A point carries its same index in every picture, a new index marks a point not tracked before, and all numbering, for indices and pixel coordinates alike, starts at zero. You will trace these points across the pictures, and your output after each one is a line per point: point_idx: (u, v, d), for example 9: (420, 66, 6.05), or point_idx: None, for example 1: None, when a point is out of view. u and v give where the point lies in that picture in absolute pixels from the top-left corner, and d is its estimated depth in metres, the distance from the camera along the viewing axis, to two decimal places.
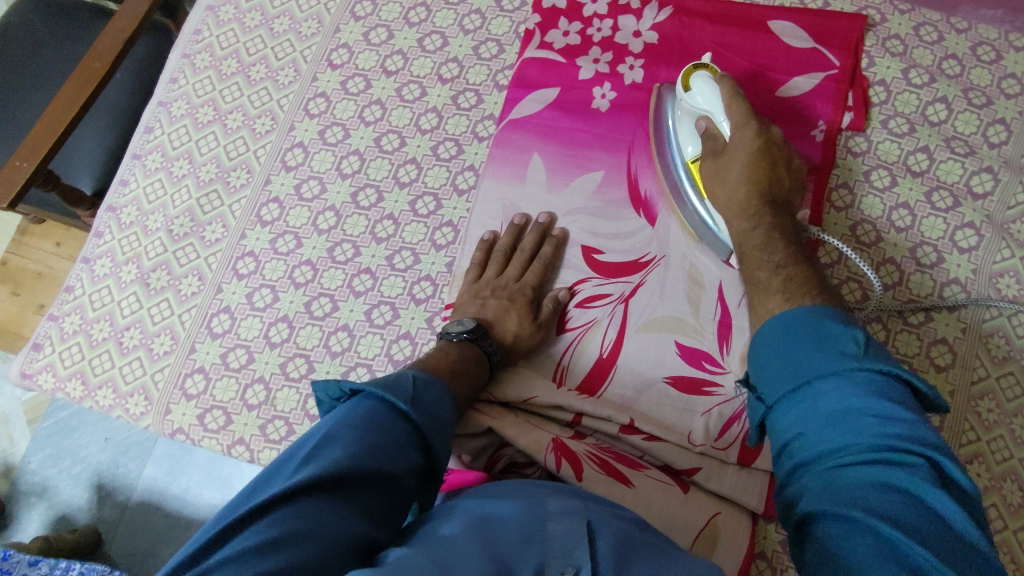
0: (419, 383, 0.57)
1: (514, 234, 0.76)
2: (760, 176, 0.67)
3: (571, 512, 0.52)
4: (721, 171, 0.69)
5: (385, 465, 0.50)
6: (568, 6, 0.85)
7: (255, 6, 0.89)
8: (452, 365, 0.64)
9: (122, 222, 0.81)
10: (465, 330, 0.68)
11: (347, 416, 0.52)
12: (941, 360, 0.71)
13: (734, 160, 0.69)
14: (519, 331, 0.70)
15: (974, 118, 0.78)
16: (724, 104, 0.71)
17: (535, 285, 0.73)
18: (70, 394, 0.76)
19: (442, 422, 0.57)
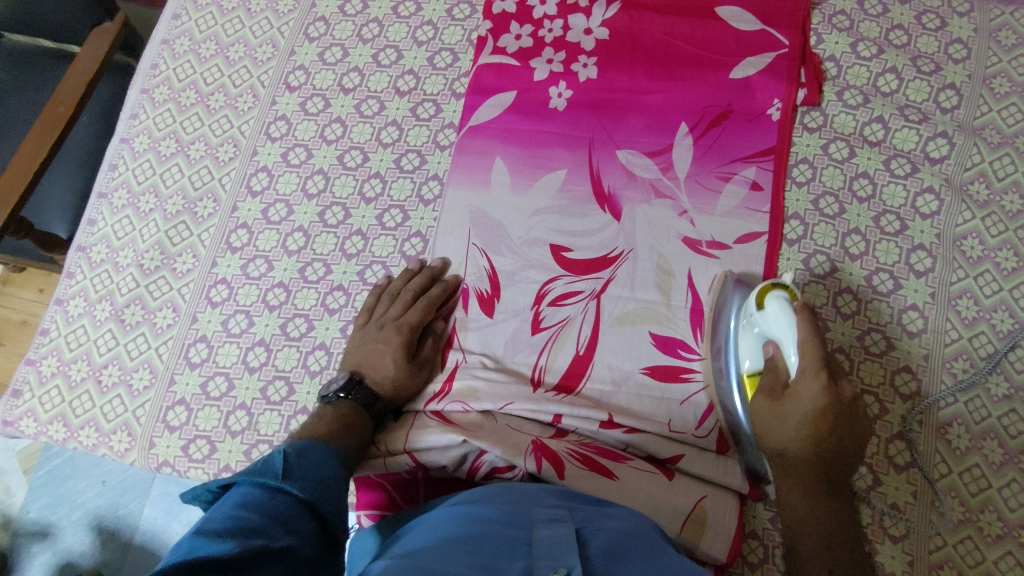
0: (293, 455, 0.57)
1: (405, 278, 0.76)
2: (817, 420, 0.60)
3: (557, 518, 0.53)
4: (776, 418, 0.62)
5: (274, 540, 0.48)
6: (517, 10, 0.85)
7: (209, 36, 0.90)
8: (334, 425, 0.65)
9: (92, 261, 0.82)
10: (342, 389, 0.68)
11: (219, 512, 0.50)
12: (913, 326, 0.72)
13: (793, 408, 0.61)
14: (403, 379, 0.71)
15: (924, 85, 0.80)
16: (800, 344, 0.60)
17: (414, 323, 0.72)
18: (53, 437, 0.76)
19: (328, 482, 0.57)
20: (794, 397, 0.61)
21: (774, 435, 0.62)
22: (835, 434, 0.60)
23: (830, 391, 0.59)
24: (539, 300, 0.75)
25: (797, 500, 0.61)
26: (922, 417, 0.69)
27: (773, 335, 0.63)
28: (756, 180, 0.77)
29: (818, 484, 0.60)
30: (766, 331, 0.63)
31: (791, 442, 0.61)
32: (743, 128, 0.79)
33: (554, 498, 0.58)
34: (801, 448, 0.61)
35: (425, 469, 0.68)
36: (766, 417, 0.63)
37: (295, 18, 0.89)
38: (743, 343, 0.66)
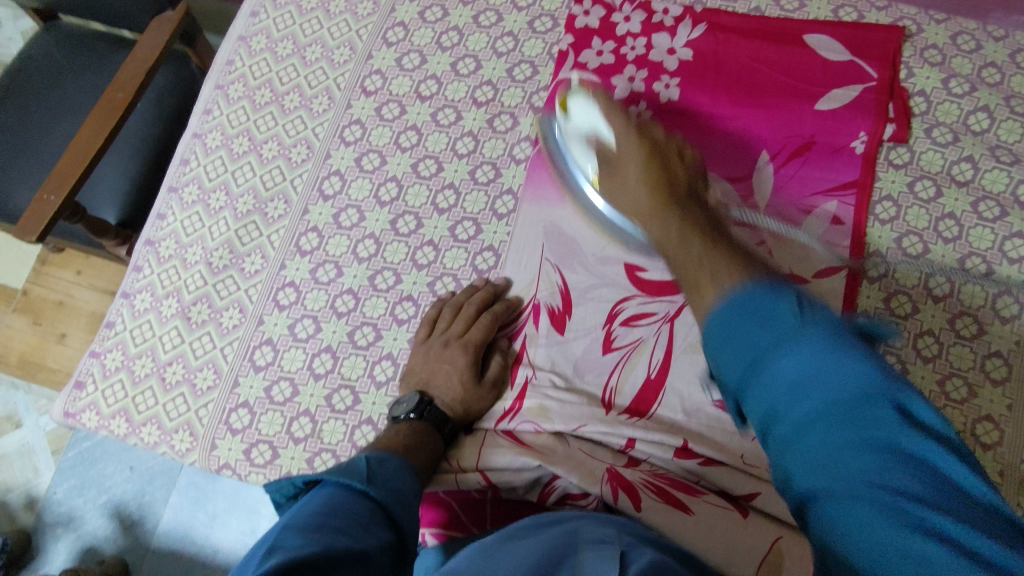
0: (373, 461, 0.57)
1: (469, 293, 0.75)
2: (640, 151, 0.71)
3: (604, 540, 0.51)
4: (619, 179, 0.71)
5: (354, 542, 0.46)
6: (600, 26, 0.84)
7: (287, 35, 0.89)
8: (408, 440, 0.65)
9: (160, 256, 0.81)
10: (411, 410, 0.68)
11: (305, 507, 0.49)
12: (996, 374, 0.70)
13: (627, 169, 0.71)
14: (471, 401, 0.70)
15: (1017, 126, 0.78)
16: (605, 111, 0.73)
17: (479, 341, 0.72)
18: (114, 432, 0.76)
19: (404, 493, 0.56)
20: (623, 168, 0.71)
21: (621, 188, 0.71)
22: (662, 168, 0.70)
23: (643, 143, 0.71)
24: (611, 319, 0.74)
25: (674, 245, 0.62)
26: (1003, 468, 0.67)
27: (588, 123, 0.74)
28: (837, 214, 0.76)
29: (679, 221, 0.64)
30: (577, 125, 0.75)
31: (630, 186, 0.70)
32: (826, 159, 0.77)
33: (600, 525, 0.55)
34: (644, 191, 0.69)
35: (496, 489, 0.68)
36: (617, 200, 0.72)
37: (374, 21, 0.89)
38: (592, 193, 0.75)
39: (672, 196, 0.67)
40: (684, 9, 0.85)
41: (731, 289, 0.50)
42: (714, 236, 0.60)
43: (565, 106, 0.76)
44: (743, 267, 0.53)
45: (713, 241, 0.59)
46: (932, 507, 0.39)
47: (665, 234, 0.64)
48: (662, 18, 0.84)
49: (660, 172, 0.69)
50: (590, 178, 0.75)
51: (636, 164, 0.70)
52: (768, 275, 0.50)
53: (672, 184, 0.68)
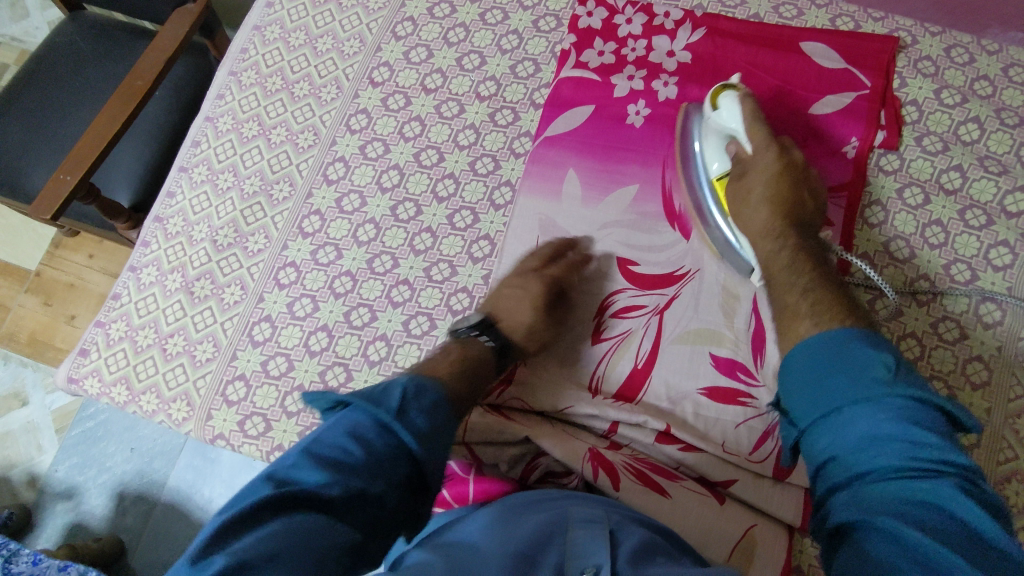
0: (409, 393, 0.54)
1: (552, 244, 0.77)
2: (773, 171, 0.72)
3: (592, 519, 0.53)
4: (743, 195, 0.73)
5: (364, 484, 0.48)
6: (603, 27, 0.87)
7: (300, 26, 0.92)
8: (457, 358, 0.65)
9: (168, 233, 0.84)
10: (472, 329, 0.69)
11: (331, 432, 0.51)
12: (977, 378, 0.71)
13: (753, 181, 0.73)
14: (531, 323, 0.72)
15: (1006, 138, 0.79)
16: (747, 128, 0.74)
17: (536, 267, 0.75)
18: (115, 399, 0.78)
19: (433, 430, 0.53)
20: (750, 175, 0.73)
21: (750, 222, 0.72)
22: (795, 188, 0.71)
23: (780, 159, 0.72)
24: (602, 309, 0.75)
25: (802, 304, 0.62)
26: (980, 470, 0.68)
27: (731, 126, 0.75)
28: (827, 217, 0.77)
29: (806, 261, 0.66)
30: (717, 123, 0.76)
31: (754, 229, 0.71)
32: (818, 163, 0.79)
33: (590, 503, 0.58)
34: (767, 222, 0.71)
35: (479, 464, 0.69)
36: (742, 236, 0.73)
37: (384, 15, 0.92)
38: (731, 224, 0.74)
39: (795, 222, 0.70)
40: (684, 13, 0.87)
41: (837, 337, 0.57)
42: (812, 266, 0.66)
43: (716, 99, 0.76)
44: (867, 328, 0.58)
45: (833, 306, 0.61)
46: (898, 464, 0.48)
47: (788, 292, 0.64)
48: (663, 21, 0.87)
49: (791, 207, 0.71)
50: (711, 175, 0.76)
51: (768, 155, 0.72)
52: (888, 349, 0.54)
53: (816, 256, 0.67)
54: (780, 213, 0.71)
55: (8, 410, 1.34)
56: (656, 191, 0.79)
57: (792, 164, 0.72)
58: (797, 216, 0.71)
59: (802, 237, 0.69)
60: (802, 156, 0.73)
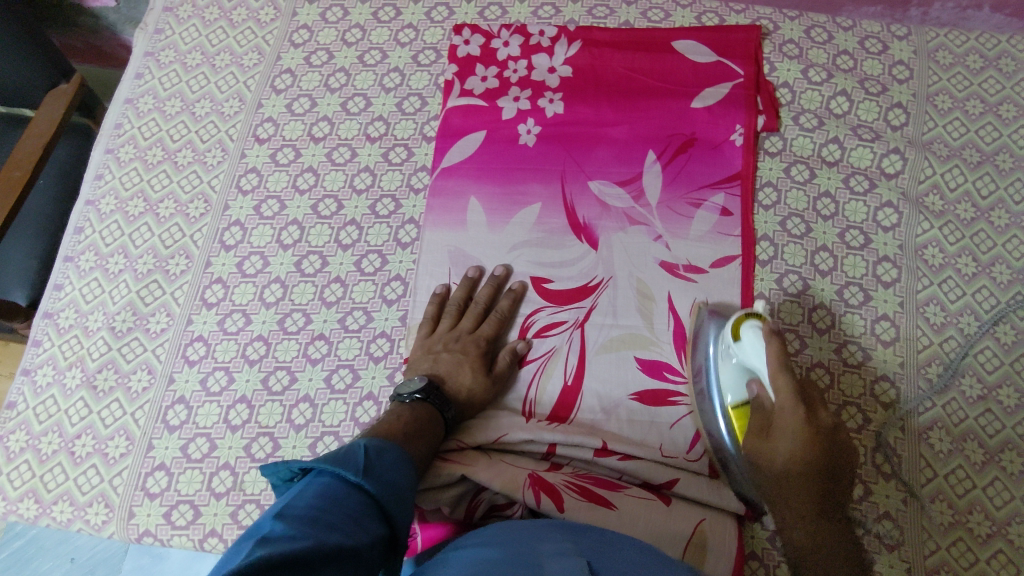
0: (372, 449, 0.55)
1: (468, 286, 0.76)
2: (796, 413, 0.62)
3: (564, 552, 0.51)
4: (766, 453, 0.63)
5: (346, 539, 0.46)
6: (482, 53, 0.88)
7: (174, 93, 0.89)
8: (408, 426, 0.62)
9: (60, 327, 0.79)
10: (417, 390, 0.66)
11: (300, 497, 0.49)
12: (886, 336, 0.74)
13: (780, 439, 0.62)
14: (472, 385, 0.70)
15: (873, 106, 0.84)
16: (770, 372, 0.63)
17: (460, 300, 0.76)
18: (24, 515, 0.72)
19: (400, 487, 0.54)
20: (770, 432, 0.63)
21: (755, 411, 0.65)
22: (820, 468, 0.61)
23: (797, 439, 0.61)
24: (524, 331, 0.75)
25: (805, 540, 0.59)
26: (904, 424, 0.70)
27: (756, 366, 0.64)
28: (726, 205, 0.79)
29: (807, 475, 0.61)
30: (745, 360, 0.65)
31: (778, 471, 0.62)
32: (708, 154, 0.81)
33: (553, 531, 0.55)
34: (796, 443, 0.61)
35: (421, 513, 0.67)
36: (760, 463, 0.63)
37: (260, 71, 0.90)
38: (724, 379, 0.68)
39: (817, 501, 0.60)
40: (558, 29, 0.89)
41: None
42: (827, 507, 0.60)
43: (738, 332, 0.66)
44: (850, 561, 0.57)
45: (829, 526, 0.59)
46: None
47: (788, 495, 0.61)
48: (539, 40, 0.88)
49: (824, 437, 0.62)
50: (727, 400, 0.67)
51: (795, 440, 0.61)
52: None
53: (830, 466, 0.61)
54: (804, 449, 0.61)
55: None
56: (560, 204, 0.80)
57: (821, 433, 0.62)
58: (818, 447, 0.61)
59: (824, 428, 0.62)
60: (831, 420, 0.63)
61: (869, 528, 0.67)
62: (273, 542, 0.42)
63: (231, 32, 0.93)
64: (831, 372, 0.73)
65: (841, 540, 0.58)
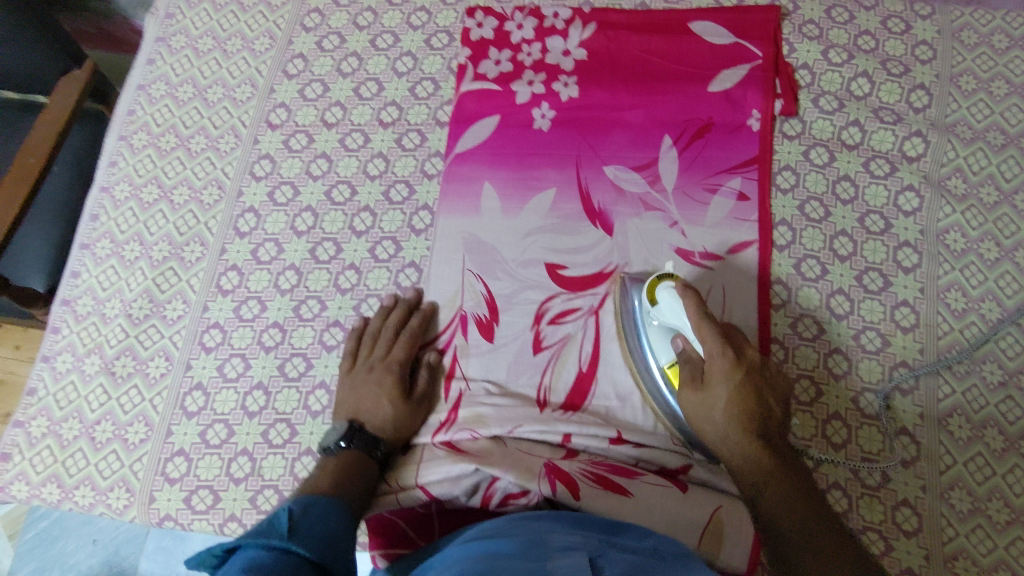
0: (298, 498, 0.57)
1: (383, 315, 0.75)
2: (733, 389, 0.62)
3: (574, 547, 0.50)
4: (700, 382, 0.63)
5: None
6: (495, 36, 0.86)
7: (186, 79, 0.89)
8: (334, 475, 0.64)
9: (78, 315, 0.80)
10: (340, 437, 0.68)
11: (239, 550, 0.50)
12: (906, 322, 0.73)
13: (713, 380, 0.63)
14: (401, 412, 0.70)
15: (895, 87, 0.82)
16: (694, 327, 0.63)
17: (373, 328, 0.75)
18: (46, 500, 0.73)
19: (337, 518, 0.57)
20: (711, 383, 0.63)
21: (703, 398, 0.63)
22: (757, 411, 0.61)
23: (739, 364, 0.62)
24: (539, 319, 0.74)
25: (789, 516, 0.57)
26: (923, 411, 0.70)
27: (676, 325, 0.65)
28: (743, 190, 0.78)
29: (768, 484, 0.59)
30: (665, 320, 0.66)
31: (720, 419, 0.62)
32: (725, 138, 0.80)
33: (568, 528, 0.55)
34: (726, 420, 0.62)
35: (439, 501, 0.67)
36: (694, 410, 0.64)
37: (272, 56, 0.89)
38: (655, 347, 0.68)
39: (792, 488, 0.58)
40: (573, 11, 0.87)
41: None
42: (808, 501, 0.58)
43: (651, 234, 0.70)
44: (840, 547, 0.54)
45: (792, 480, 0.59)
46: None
47: (743, 448, 0.61)
48: (554, 22, 0.87)
49: (757, 383, 0.62)
50: (661, 363, 0.67)
51: (724, 364, 0.62)
52: None
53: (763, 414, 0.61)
54: (742, 416, 0.61)
55: None
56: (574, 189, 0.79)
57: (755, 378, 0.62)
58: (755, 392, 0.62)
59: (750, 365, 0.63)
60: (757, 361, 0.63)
61: (889, 515, 0.66)
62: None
63: (242, 17, 0.92)
64: (849, 358, 0.72)
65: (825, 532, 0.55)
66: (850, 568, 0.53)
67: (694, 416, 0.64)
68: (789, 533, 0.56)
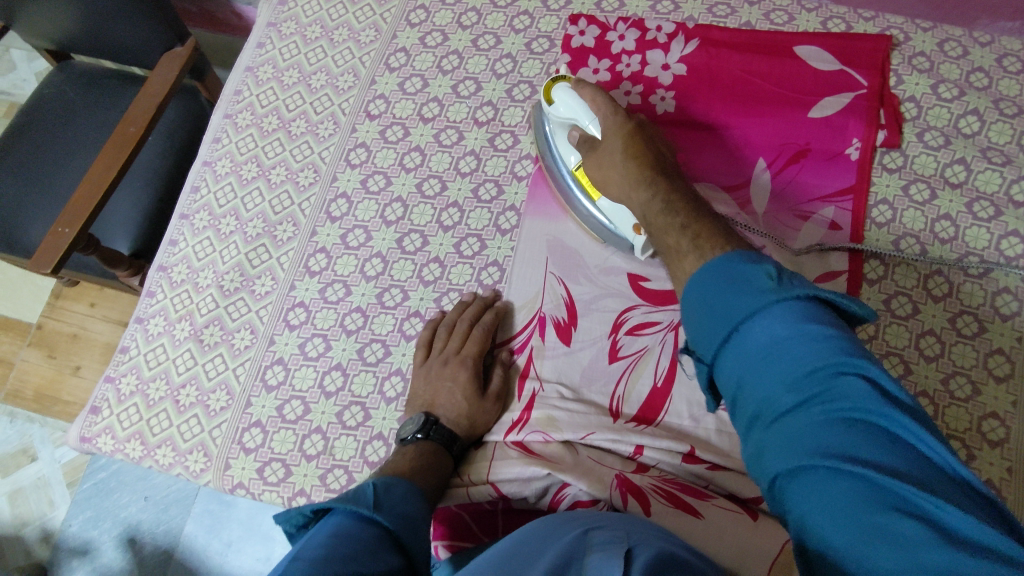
0: (380, 487, 0.59)
1: (461, 309, 0.77)
2: (620, 132, 0.71)
3: (611, 539, 0.49)
4: (599, 158, 0.72)
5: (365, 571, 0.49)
6: (596, 45, 0.87)
7: (292, 64, 0.92)
8: (414, 464, 0.66)
9: (173, 281, 0.83)
10: (417, 429, 0.69)
11: (319, 536, 0.51)
12: (1000, 371, 0.71)
13: (607, 145, 0.71)
14: (474, 408, 0.71)
15: (1006, 128, 0.79)
16: (590, 104, 0.73)
17: (450, 321, 0.76)
18: (130, 455, 0.77)
19: (412, 518, 0.58)
20: (638, 217, 0.67)
21: (613, 193, 0.71)
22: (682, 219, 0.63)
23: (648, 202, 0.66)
24: (617, 327, 0.75)
25: (684, 244, 0.59)
26: (1011, 465, 0.67)
27: (574, 118, 0.75)
28: (835, 219, 0.77)
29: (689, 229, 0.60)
30: (562, 117, 0.76)
31: (614, 179, 0.71)
32: (822, 166, 0.79)
33: (611, 522, 0.54)
34: (626, 176, 0.69)
35: (507, 500, 0.68)
36: (599, 177, 0.73)
37: (376, 48, 0.92)
38: (564, 150, 0.78)
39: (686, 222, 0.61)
40: (676, 26, 0.87)
41: (726, 258, 0.52)
42: (700, 219, 0.61)
43: (552, 95, 0.76)
44: (729, 241, 0.57)
45: (707, 233, 0.59)
46: (911, 482, 0.37)
47: (666, 229, 0.62)
48: (656, 35, 0.87)
49: (641, 138, 0.70)
50: (574, 167, 0.77)
51: (610, 117, 0.72)
52: (757, 252, 0.53)
53: (662, 177, 0.67)
54: (641, 167, 0.68)
55: (18, 469, 1.30)
56: None
57: (638, 130, 0.71)
58: (659, 171, 0.68)
59: (643, 134, 0.71)
60: (639, 120, 0.72)
61: None
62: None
63: (350, 8, 0.94)
64: (936, 403, 0.70)
65: (686, 238, 0.59)
66: (738, 249, 0.54)
67: (602, 181, 0.72)
68: (691, 253, 0.57)
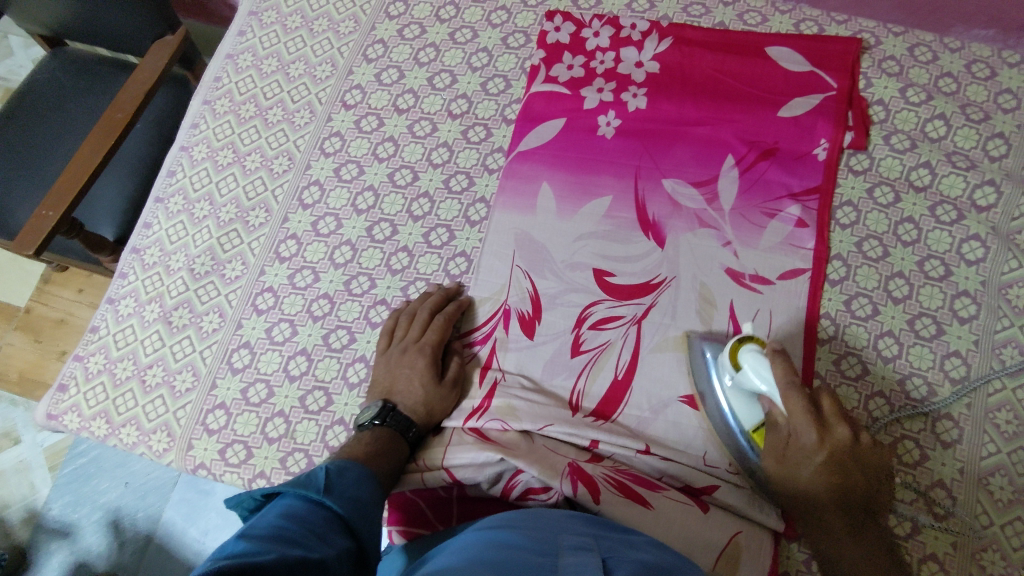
0: (334, 471, 0.60)
1: (422, 300, 0.77)
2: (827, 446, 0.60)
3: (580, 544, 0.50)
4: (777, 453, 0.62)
5: (310, 552, 0.49)
6: (571, 41, 0.88)
7: (272, 52, 0.93)
8: (369, 449, 0.66)
9: (145, 263, 0.84)
10: (374, 416, 0.69)
11: (268, 517, 0.52)
12: (956, 373, 0.71)
13: (797, 454, 0.61)
14: (433, 396, 0.72)
15: (972, 133, 0.80)
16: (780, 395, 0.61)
17: (410, 310, 0.76)
18: (95, 433, 0.78)
19: (364, 501, 0.59)
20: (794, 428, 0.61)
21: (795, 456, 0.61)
22: (843, 467, 0.60)
23: (824, 442, 0.60)
24: (581, 322, 0.75)
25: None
26: (963, 466, 0.68)
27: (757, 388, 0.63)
28: (802, 217, 0.77)
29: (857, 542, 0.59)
30: (742, 383, 0.65)
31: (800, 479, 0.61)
32: (790, 164, 0.79)
33: (580, 526, 0.55)
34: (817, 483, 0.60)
35: (460, 487, 0.69)
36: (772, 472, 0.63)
37: (354, 39, 0.93)
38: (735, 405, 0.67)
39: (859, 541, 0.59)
40: (651, 24, 0.88)
41: None
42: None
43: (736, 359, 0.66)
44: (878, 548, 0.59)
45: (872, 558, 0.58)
46: None
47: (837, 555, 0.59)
48: (630, 33, 0.88)
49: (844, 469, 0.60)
50: (745, 425, 0.66)
51: (812, 436, 0.60)
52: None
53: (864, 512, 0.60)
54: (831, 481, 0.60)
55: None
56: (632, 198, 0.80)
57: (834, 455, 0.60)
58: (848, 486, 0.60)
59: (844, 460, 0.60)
60: (850, 434, 0.60)
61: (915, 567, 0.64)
62: (238, 555, 0.45)
63: None
64: (891, 403, 0.71)
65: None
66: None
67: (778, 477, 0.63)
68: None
